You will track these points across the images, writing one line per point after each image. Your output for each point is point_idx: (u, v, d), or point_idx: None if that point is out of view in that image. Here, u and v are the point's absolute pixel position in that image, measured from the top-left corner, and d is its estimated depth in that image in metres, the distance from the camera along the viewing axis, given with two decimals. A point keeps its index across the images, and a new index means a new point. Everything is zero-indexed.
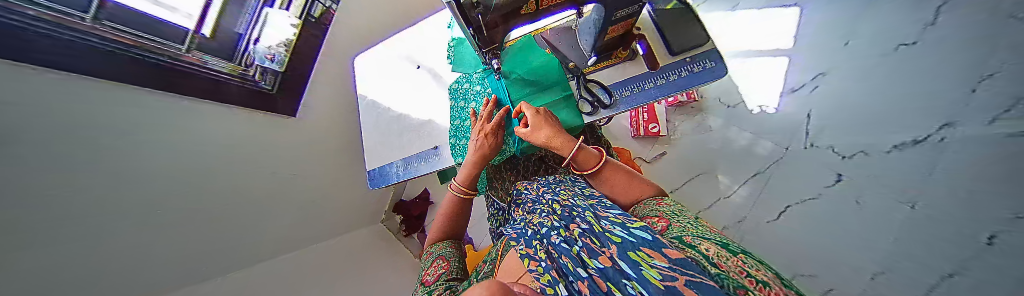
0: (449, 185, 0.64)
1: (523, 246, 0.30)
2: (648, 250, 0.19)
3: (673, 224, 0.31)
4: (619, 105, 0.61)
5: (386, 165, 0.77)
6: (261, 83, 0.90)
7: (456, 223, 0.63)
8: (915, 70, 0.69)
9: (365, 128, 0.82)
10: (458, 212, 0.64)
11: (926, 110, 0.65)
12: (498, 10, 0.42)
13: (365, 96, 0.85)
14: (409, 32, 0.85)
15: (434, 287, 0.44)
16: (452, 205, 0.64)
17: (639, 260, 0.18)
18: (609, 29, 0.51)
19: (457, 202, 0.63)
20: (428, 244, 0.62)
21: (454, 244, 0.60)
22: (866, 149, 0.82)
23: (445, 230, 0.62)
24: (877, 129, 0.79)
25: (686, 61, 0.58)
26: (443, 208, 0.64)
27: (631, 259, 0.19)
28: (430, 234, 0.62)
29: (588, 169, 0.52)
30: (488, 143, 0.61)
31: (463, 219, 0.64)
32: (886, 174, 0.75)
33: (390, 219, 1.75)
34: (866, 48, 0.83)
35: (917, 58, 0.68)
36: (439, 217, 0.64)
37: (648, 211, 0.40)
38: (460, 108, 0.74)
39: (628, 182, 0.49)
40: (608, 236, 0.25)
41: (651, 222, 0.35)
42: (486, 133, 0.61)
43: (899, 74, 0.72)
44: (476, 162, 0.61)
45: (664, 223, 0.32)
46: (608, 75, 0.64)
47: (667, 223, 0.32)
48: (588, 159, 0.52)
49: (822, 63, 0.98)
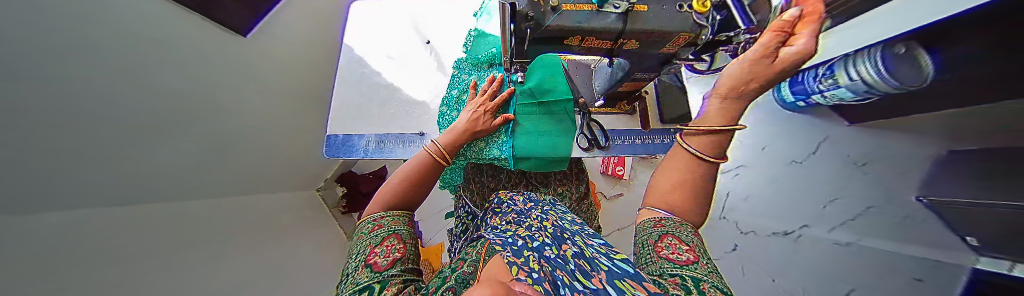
0: (427, 144, 0.56)
1: (509, 253, 0.27)
2: (632, 281, 0.22)
3: (701, 262, 0.28)
4: (613, 149, 0.68)
5: (356, 135, 0.67)
6: None
7: (413, 191, 0.52)
8: (793, 182, 1.06)
9: (339, 82, 0.71)
10: (421, 178, 0.53)
11: (798, 212, 0.99)
12: (547, 32, 0.44)
13: (354, 49, 0.74)
14: (432, 4, 0.84)
15: (386, 276, 0.31)
16: (416, 171, 0.53)
17: (626, 289, 0.20)
18: (625, 83, 0.61)
19: (429, 165, 0.54)
20: (372, 208, 0.49)
21: (410, 217, 0.49)
22: (758, 230, 1.16)
23: (394, 194, 0.50)
24: (775, 213, 1.09)
25: (670, 130, 0.72)
26: (404, 168, 0.53)
27: (619, 286, 0.21)
28: (377, 198, 0.50)
29: (715, 153, 0.41)
30: (484, 119, 0.59)
31: (420, 192, 0.53)
32: (767, 253, 1.07)
33: (328, 188, 1.54)
34: (775, 157, 1.19)
35: (805, 171, 1.02)
36: (393, 179, 0.52)
37: (668, 229, 0.36)
38: (460, 80, 0.70)
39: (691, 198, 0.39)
40: (596, 262, 0.27)
41: (667, 245, 0.31)
42: (483, 107, 0.60)
43: (797, 184, 1.03)
44: (461, 133, 0.57)
45: (690, 256, 0.28)
46: (612, 120, 0.74)
47: (694, 257, 0.28)
48: (718, 145, 0.41)
49: (749, 159, 1.32)
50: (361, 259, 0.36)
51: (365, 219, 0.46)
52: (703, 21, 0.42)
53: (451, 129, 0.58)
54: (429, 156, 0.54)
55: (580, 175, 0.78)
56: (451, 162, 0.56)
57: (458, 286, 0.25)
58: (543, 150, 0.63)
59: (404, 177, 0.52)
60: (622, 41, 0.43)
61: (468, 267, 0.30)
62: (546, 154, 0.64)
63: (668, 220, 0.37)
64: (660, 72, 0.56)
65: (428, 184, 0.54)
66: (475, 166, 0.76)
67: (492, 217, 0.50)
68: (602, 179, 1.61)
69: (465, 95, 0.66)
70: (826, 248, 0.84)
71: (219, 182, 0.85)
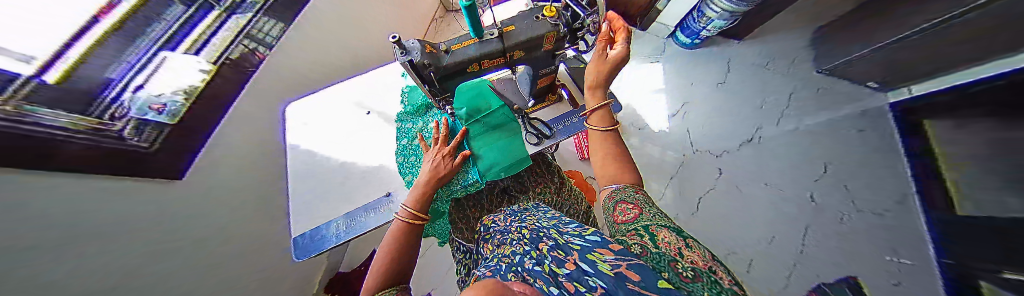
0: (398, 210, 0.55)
1: (498, 277, 0.30)
2: (600, 249, 0.25)
3: (645, 213, 0.36)
4: (558, 136, 0.72)
5: (324, 223, 0.65)
6: (133, 141, 0.67)
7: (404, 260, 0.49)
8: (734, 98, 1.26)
9: (292, 184, 0.70)
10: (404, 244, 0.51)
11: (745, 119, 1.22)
12: (450, 68, 0.56)
13: (297, 144, 0.75)
14: (359, 78, 0.87)
15: None
16: (395, 240, 0.51)
17: (596, 259, 0.23)
18: (539, 80, 0.69)
19: (406, 231, 0.54)
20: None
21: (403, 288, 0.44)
22: (727, 148, 1.26)
23: (381, 274, 0.45)
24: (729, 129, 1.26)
25: (595, 100, 0.80)
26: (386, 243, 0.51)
27: (590, 259, 0.24)
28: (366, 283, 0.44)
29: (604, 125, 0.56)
30: (442, 163, 0.62)
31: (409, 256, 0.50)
32: (745, 164, 1.19)
33: None
34: (704, 85, 1.39)
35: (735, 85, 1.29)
36: (376, 257, 0.48)
37: (625, 195, 0.44)
38: (406, 129, 0.76)
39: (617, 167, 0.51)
40: (570, 246, 0.30)
41: (626, 208, 0.40)
42: (444, 154, 0.63)
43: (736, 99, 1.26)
44: (428, 184, 0.59)
45: (638, 211, 0.37)
46: (545, 113, 0.79)
47: (640, 211, 0.37)
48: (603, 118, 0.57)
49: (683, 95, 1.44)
50: None
51: None
52: (555, 21, 0.58)
53: (417, 185, 0.59)
54: (401, 219, 0.54)
55: (549, 168, 0.81)
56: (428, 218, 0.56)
57: None
58: (502, 159, 0.66)
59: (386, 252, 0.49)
60: (509, 53, 0.57)
61: None
62: (507, 162, 0.66)
63: (620, 189, 0.46)
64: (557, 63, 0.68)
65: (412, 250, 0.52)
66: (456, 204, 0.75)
67: (483, 246, 0.51)
68: (584, 166, 1.62)
69: (416, 141, 0.73)
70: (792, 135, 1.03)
71: None
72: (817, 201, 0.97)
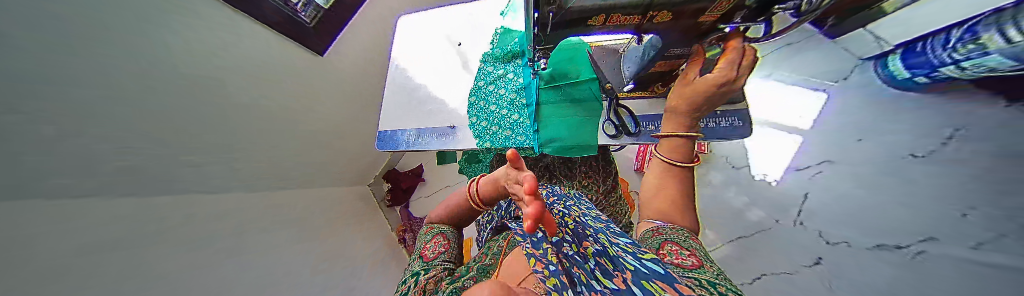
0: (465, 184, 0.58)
1: (530, 245, 0.31)
2: (661, 282, 0.21)
3: (706, 266, 0.31)
4: (642, 136, 0.63)
5: (399, 130, 0.77)
6: (303, 16, 1.04)
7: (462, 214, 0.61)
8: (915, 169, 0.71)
9: (387, 90, 0.82)
10: (458, 208, 0.59)
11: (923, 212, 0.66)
12: (571, 15, 0.41)
13: (399, 56, 0.86)
14: (461, 9, 0.88)
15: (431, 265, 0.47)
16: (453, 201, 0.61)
17: (652, 290, 0.20)
18: (659, 63, 0.56)
19: (461, 204, 0.59)
20: (434, 214, 0.64)
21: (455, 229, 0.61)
22: (849, 241, 0.85)
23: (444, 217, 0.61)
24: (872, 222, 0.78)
25: (714, 113, 0.65)
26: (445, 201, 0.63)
27: (645, 287, 0.21)
28: (435, 211, 0.63)
29: (682, 160, 0.49)
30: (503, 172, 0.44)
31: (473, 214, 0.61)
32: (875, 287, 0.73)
33: (377, 184, 1.79)
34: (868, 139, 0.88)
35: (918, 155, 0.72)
36: (439, 208, 0.63)
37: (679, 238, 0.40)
38: (486, 72, 0.78)
39: (681, 211, 0.45)
40: (621, 261, 0.27)
41: (668, 253, 0.35)
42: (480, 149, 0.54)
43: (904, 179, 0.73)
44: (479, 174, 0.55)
45: (695, 262, 0.32)
46: (640, 106, 0.67)
47: (699, 264, 0.31)
48: (678, 151, 0.50)
49: (826, 151, 1.01)
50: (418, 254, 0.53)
51: (425, 227, 0.62)
52: None
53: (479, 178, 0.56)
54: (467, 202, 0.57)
55: (605, 166, 0.75)
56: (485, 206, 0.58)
57: None
58: (566, 137, 0.66)
59: (448, 203, 0.62)
60: (652, 13, 0.38)
61: None
62: (569, 142, 0.65)
63: (669, 227, 0.42)
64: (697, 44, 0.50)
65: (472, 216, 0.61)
66: (501, 161, 0.79)
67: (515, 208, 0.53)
68: (635, 177, 1.46)
69: (491, 86, 0.75)
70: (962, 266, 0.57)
71: None
72: None
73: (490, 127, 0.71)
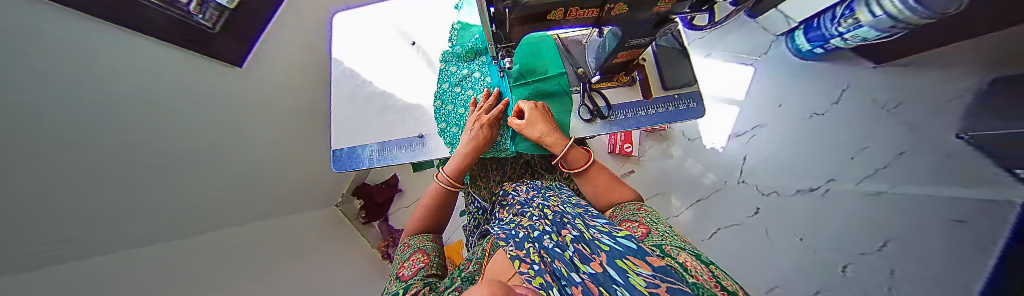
0: (437, 174, 0.61)
1: (512, 247, 0.30)
2: (633, 259, 0.22)
3: (653, 232, 0.36)
4: (614, 122, 0.68)
5: (359, 146, 0.69)
6: (199, 18, 0.65)
7: (439, 214, 0.60)
8: (829, 135, 1.10)
9: (334, 103, 0.72)
10: (442, 205, 0.60)
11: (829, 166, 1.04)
12: (528, 11, 0.38)
13: (342, 61, 0.75)
14: (412, 2, 0.80)
15: (411, 282, 0.38)
16: (436, 197, 0.60)
17: (626, 267, 0.21)
18: (619, 54, 0.56)
19: (442, 194, 0.60)
20: (408, 231, 0.58)
21: (434, 237, 0.56)
22: (779, 190, 1.18)
23: (424, 217, 0.58)
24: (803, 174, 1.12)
25: (674, 97, 0.69)
26: (425, 200, 0.60)
27: (619, 266, 0.21)
28: (408, 225, 0.58)
29: (579, 166, 0.58)
30: (481, 135, 0.60)
31: (444, 212, 0.60)
32: (793, 218, 1.10)
33: (346, 203, 1.60)
34: (795, 112, 1.26)
35: (829, 123, 1.12)
36: (420, 207, 0.60)
37: (629, 214, 0.46)
38: (450, 72, 0.73)
39: (612, 184, 0.56)
40: (597, 243, 0.27)
41: (632, 226, 0.40)
42: (484, 124, 0.61)
43: (820, 142, 1.11)
44: (467, 155, 0.60)
45: (645, 230, 0.37)
46: (616, 94, 0.70)
47: (647, 230, 0.37)
48: (578, 157, 0.58)
49: (763, 118, 1.33)
50: (395, 274, 0.44)
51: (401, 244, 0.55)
52: None
53: (457, 155, 0.60)
54: (441, 185, 0.60)
55: None
56: (462, 186, 0.61)
57: (464, 285, 0.32)
58: None
59: (425, 207, 0.59)
60: (609, 6, 0.38)
61: (470, 267, 0.38)
62: None
63: (622, 207, 0.50)
64: (657, 35, 0.52)
65: (447, 207, 0.61)
66: (480, 163, 0.76)
67: (500, 210, 0.53)
68: (610, 160, 1.54)
69: (458, 88, 0.71)
70: (857, 200, 0.90)
71: (242, 210, 0.88)
72: (847, 273, 0.90)
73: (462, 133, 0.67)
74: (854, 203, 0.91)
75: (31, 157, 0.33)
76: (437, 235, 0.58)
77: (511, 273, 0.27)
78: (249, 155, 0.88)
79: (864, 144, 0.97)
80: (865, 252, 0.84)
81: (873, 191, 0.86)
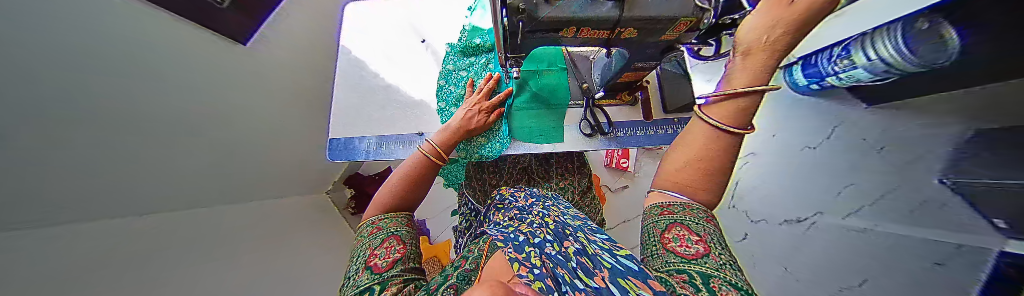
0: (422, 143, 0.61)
1: (512, 250, 0.29)
2: (635, 280, 0.23)
3: (712, 253, 0.31)
4: (615, 138, 0.69)
5: (357, 137, 0.68)
6: None
7: (410, 191, 0.57)
8: (825, 167, 1.07)
9: (337, 90, 0.72)
10: (419, 179, 0.58)
11: (812, 197, 1.08)
12: (541, 24, 0.40)
13: (350, 51, 0.74)
14: (426, 1, 0.81)
15: (387, 277, 0.37)
16: (415, 168, 0.59)
17: (629, 288, 0.21)
18: (625, 74, 0.58)
19: (424, 165, 0.59)
20: (372, 208, 0.55)
21: (407, 219, 0.54)
22: (767, 218, 1.26)
23: (394, 192, 0.56)
24: (789, 205, 1.17)
25: (674, 120, 0.71)
26: (404, 170, 0.59)
27: (623, 285, 0.22)
28: (377, 197, 0.56)
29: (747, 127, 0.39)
30: (479, 117, 0.64)
31: (418, 190, 0.58)
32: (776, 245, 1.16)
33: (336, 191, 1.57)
34: (791, 142, 1.28)
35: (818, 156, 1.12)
36: (394, 179, 0.57)
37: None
38: (456, 57, 0.74)
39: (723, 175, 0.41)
40: (599, 260, 0.28)
41: (687, 237, 0.35)
42: (485, 111, 0.64)
43: (812, 171, 1.12)
44: (457, 130, 0.62)
45: (703, 248, 0.32)
46: (617, 111, 0.73)
47: (706, 248, 0.32)
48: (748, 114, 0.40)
49: (757, 146, 1.40)
50: (364, 258, 0.42)
51: (366, 222, 0.52)
52: (707, 4, 0.37)
53: (447, 128, 0.62)
54: (425, 155, 0.60)
55: (579, 171, 0.77)
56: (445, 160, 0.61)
57: (460, 284, 0.31)
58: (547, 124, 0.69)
59: (401, 177, 0.57)
60: (619, 29, 0.40)
61: (467, 266, 0.37)
62: (540, 127, 0.69)
63: (689, 208, 0.41)
64: (663, 60, 0.53)
65: (425, 182, 0.59)
66: (478, 163, 0.76)
67: (495, 213, 0.53)
68: (605, 173, 1.56)
69: (464, 73, 0.72)
70: (839, 233, 0.92)
71: None
72: None
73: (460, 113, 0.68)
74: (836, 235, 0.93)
75: None
76: (411, 214, 0.57)
77: (507, 274, 0.26)
78: None
79: (848, 181, 0.96)
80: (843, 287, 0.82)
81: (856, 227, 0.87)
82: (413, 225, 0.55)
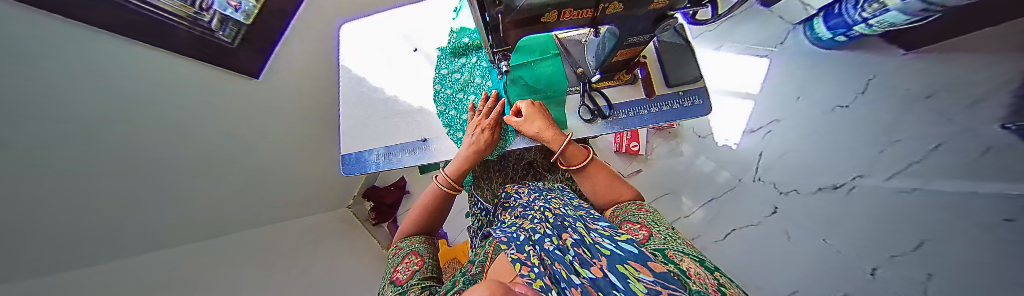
0: (437, 176, 0.63)
1: (513, 251, 0.30)
2: (635, 264, 0.22)
3: (655, 234, 0.34)
4: (614, 121, 0.67)
5: (366, 151, 0.71)
6: (220, 34, 0.74)
7: (433, 218, 0.60)
8: (853, 127, 1.04)
9: (344, 109, 0.75)
10: (437, 208, 0.61)
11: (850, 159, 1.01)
12: (520, 14, 0.39)
13: (348, 69, 0.77)
14: (412, 9, 0.82)
15: (408, 287, 0.39)
16: (433, 198, 0.62)
17: (627, 273, 0.20)
18: (618, 52, 0.55)
19: (440, 195, 0.62)
20: (400, 233, 0.59)
21: (426, 238, 0.57)
22: (799, 188, 1.14)
23: (419, 223, 0.59)
24: (818, 171, 1.09)
25: (677, 94, 0.67)
26: (422, 201, 0.62)
27: (619, 272, 0.21)
28: (402, 226, 0.59)
29: (577, 164, 0.58)
30: (482, 137, 0.62)
31: (439, 216, 0.61)
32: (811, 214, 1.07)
33: (357, 204, 1.66)
34: (813, 105, 1.21)
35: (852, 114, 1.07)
36: (415, 210, 0.61)
37: (629, 215, 0.45)
38: (449, 60, 0.76)
39: (612, 182, 0.57)
40: (598, 248, 0.27)
41: (634, 228, 0.39)
42: (485, 128, 0.63)
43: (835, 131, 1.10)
44: (471, 156, 0.61)
45: (647, 232, 0.35)
46: (617, 93, 0.69)
47: (649, 232, 0.36)
48: (577, 155, 0.58)
49: (777, 112, 1.30)
50: (390, 276, 0.45)
51: (393, 246, 0.56)
52: None
53: (458, 158, 0.62)
54: (440, 187, 0.62)
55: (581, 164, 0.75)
56: (460, 190, 0.63)
57: (466, 286, 0.32)
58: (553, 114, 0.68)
59: (421, 209, 0.61)
60: (603, 5, 0.38)
61: (474, 269, 0.38)
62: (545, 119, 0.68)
63: (624, 207, 0.51)
64: (656, 32, 0.51)
65: (444, 212, 0.62)
66: (482, 165, 0.77)
67: (502, 212, 0.53)
68: (616, 158, 1.52)
69: (458, 75, 0.75)
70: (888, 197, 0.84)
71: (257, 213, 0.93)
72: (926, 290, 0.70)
73: (460, 115, 0.71)
74: (878, 202, 0.87)
75: (23, 159, 0.35)
76: (430, 236, 0.60)
77: (510, 274, 0.27)
78: (252, 161, 0.92)
79: (884, 142, 0.92)
80: (896, 254, 0.79)
81: (906, 187, 0.80)
82: (432, 243, 0.57)
